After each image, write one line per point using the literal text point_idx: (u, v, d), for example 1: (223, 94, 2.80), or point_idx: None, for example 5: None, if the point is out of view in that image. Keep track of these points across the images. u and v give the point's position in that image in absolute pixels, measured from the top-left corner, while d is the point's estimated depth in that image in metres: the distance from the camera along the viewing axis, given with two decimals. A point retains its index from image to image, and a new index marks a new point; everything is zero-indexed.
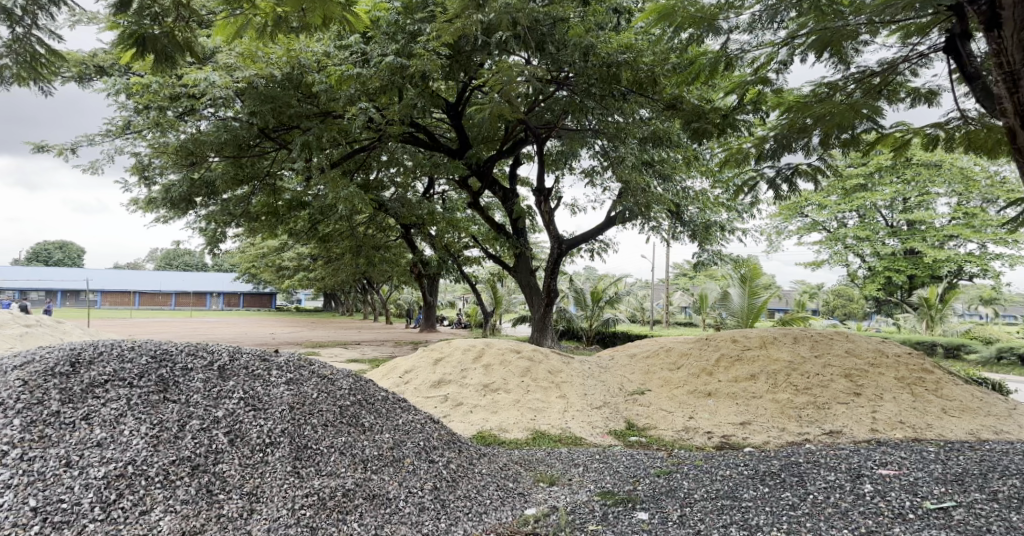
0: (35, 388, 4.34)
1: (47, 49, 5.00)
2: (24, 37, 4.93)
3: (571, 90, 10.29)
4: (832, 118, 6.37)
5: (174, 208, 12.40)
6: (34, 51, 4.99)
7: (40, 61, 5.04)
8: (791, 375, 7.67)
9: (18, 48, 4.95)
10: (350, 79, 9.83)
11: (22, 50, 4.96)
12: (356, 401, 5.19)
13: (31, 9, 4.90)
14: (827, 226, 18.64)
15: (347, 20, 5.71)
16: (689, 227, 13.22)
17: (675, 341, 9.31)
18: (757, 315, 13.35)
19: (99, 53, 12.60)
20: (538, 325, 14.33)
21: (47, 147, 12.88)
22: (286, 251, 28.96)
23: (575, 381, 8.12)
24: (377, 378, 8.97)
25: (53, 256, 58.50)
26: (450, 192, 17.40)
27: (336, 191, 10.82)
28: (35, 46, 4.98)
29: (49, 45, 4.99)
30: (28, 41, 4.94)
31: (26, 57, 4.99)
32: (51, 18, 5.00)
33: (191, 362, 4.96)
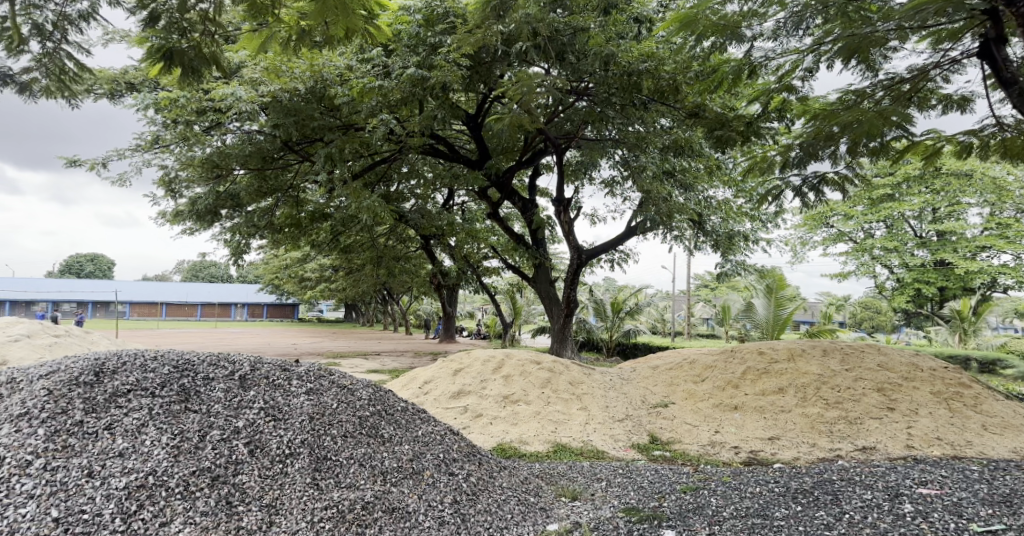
0: (59, 397, 4.34)
1: (75, 63, 5.06)
2: (54, 51, 4.99)
3: (591, 100, 10.24)
4: (860, 125, 6.22)
5: (200, 220, 12.54)
6: (63, 66, 5.04)
7: (68, 74, 5.08)
8: (821, 389, 7.48)
9: (48, 62, 5.01)
10: (372, 91, 9.89)
11: (52, 64, 5.02)
12: (375, 411, 5.14)
13: (62, 24, 4.97)
14: (854, 237, 18.32)
15: (369, 32, 5.75)
16: (712, 237, 13.03)
17: (698, 353, 9.14)
18: (783, 327, 13.10)
19: (130, 70, 12.85)
20: (558, 336, 14.19)
21: (79, 161, 13.14)
22: (309, 263, 29.20)
23: (597, 392, 7.99)
24: (397, 388, 8.92)
25: (85, 269, 59.71)
26: (470, 202, 17.42)
27: (358, 201, 10.86)
28: (65, 60, 5.04)
29: (78, 59, 5.05)
30: (58, 56, 4.99)
31: (55, 70, 5.04)
32: (81, 33, 5.07)
33: (213, 372, 4.95)
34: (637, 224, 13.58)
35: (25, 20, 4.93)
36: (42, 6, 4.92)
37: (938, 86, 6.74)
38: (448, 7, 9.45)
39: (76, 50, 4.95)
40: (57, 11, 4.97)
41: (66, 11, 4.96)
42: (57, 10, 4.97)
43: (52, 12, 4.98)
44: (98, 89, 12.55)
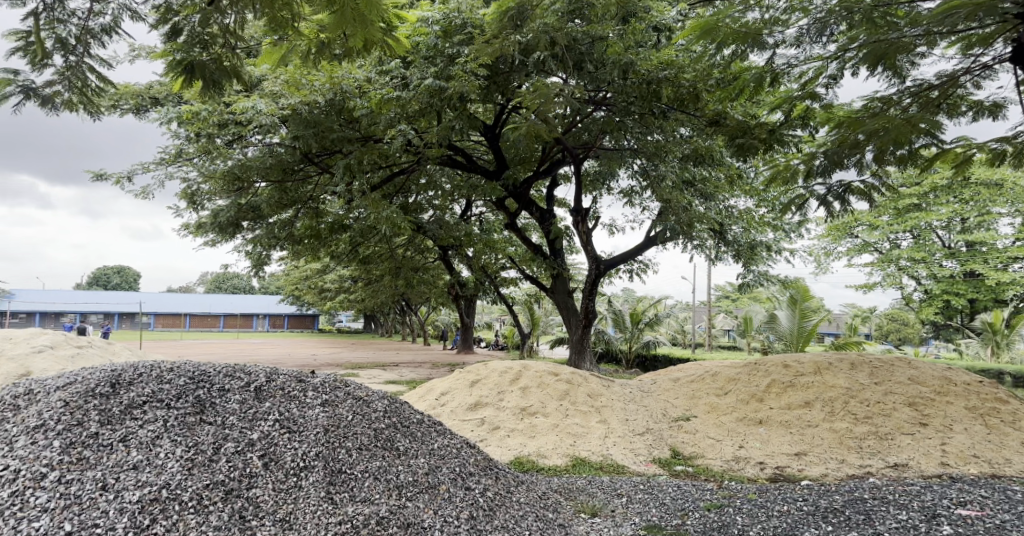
0: (75, 409, 4.32)
1: (97, 76, 5.09)
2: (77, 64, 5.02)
3: (610, 110, 10.15)
4: (887, 133, 6.07)
5: (221, 232, 12.63)
6: (85, 79, 5.07)
7: (90, 87, 5.12)
8: (849, 403, 7.27)
9: (71, 75, 5.04)
10: (390, 102, 9.92)
11: (74, 77, 5.05)
12: (391, 424, 5.06)
13: (85, 38, 5.01)
14: (879, 247, 17.98)
15: (388, 45, 5.75)
16: (733, 247, 12.84)
17: (721, 365, 8.96)
18: (808, 339, 12.83)
19: (154, 85, 13.03)
20: (576, 347, 14.04)
21: (106, 175, 13.34)
22: (329, 274, 29.36)
23: (616, 405, 7.84)
24: (414, 399, 8.84)
25: (112, 281, 60.70)
26: (488, 213, 17.39)
27: (377, 212, 10.86)
28: (87, 73, 5.07)
29: (100, 72, 5.08)
30: (81, 68, 5.03)
31: (78, 83, 5.08)
32: (103, 46, 5.11)
33: (228, 383, 4.91)
34: (657, 234, 13.43)
35: (48, 34, 4.97)
36: (66, 21, 4.95)
37: (969, 93, 6.56)
38: (466, 18, 9.34)
39: (99, 63, 4.99)
40: (80, 25, 5.01)
41: (89, 25, 5.00)
42: (80, 24, 5.00)
43: (74, 26, 5.02)
44: (124, 103, 12.75)
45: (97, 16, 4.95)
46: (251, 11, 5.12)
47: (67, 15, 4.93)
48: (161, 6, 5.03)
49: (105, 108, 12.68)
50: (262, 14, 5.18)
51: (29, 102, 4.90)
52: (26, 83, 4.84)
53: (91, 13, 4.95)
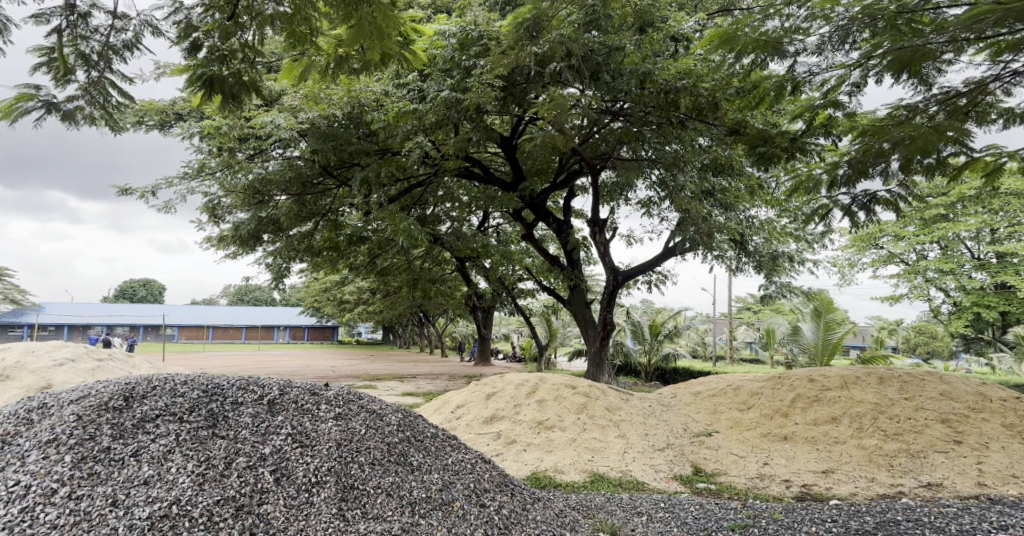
0: (88, 423, 4.29)
1: (118, 91, 5.13)
2: (99, 80, 5.06)
3: (627, 120, 10.04)
4: (913, 142, 5.92)
5: (241, 245, 12.70)
6: (107, 94, 5.12)
7: (111, 102, 5.15)
8: (879, 419, 7.05)
9: (93, 90, 5.07)
10: (407, 114, 9.96)
11: (96, 92, 5.09)
12: (404, 438, 4.97)
13: (107, 53, 5.07)
14: (906, 258, 17.63)
15: (404, 58, 5.75)
16: (755, 258, 12.62)
17: (743, 379, 8.76)
18: (833, 352, 12.55)
19: (177, 100, 13.21)
20: (594, 360, 13.87)
21: (130, 190, 13.52)
22: (348, 286, 29.47)
23: (635, 419, 7.68)
24: (430, 412, 8.74)
25: (137, 294, 61.58)
26: (505, 224, 17.35)
27: (394, 224, 10.84)
28: (108, 88, 5.11)
29: (121, 87, 5.11)
30: (102, 83, 5.07)
31: (99, 98, 5.11)
32: (125, 62, 5.15)
33: (242, 396, 4.86)
34: (676, 244, 13.26)
35: (71, 50, 5.01)
36: (89, 37, 4.99)
37: (998, 100, 6.38)
38: (483, 30, 9.23)
39: (120, 78, 5.03)
40: (102, 41, 5.05)
41: (112, 41, 5.04)
42: (103, 41, 5.05)
43: (97, 42, 5.05)
44: (148, 119, 12.95)
45: (119, 32, 4.99)
46: (270, 27, 5.20)
47: (90, 32, 4.97)
48: (182, 22, 5.07)
49: (130, 124, 12.87)
50: (281, 28, 5.21)
51: (51, 117, 4.91)
52: (48, 98, 4.85)
53: (114, 30, 4.99)
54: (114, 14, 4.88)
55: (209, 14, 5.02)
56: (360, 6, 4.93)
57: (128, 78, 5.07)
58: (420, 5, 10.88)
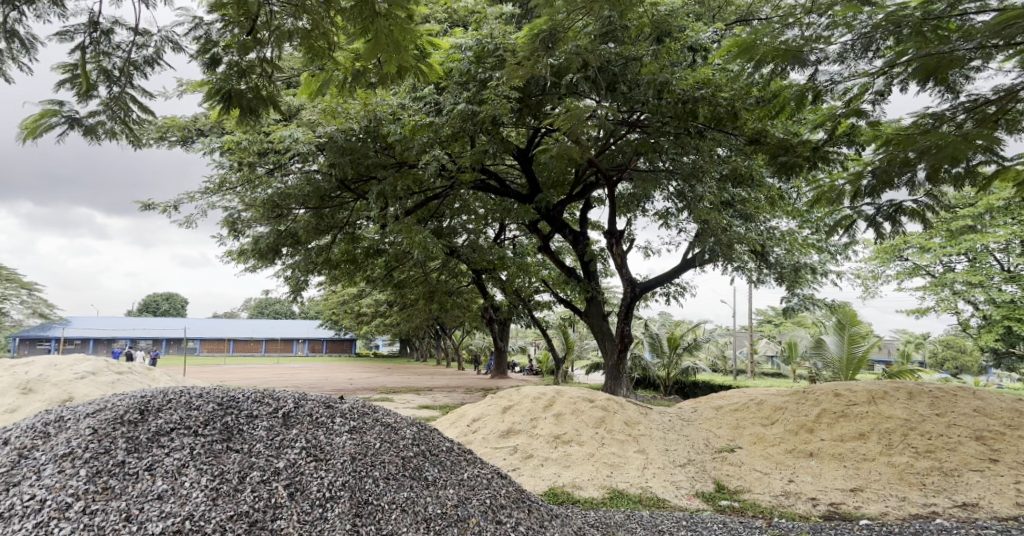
0: (103, 436, 4.26)
1: (139, 106, 5.18)
2: (120, 94, 5.11)
3: (645, 131, 9.95)
4: (940, 151, 5.78)
5: (259, 258, 12.75)
6: (128, 109, 5.17)
7: (132, 116, 5.21)
8: (909, 435, 6.85)
9: (115, 105, 5.12)
10: (423, 127, 9.94)
11: (117, 107, 5.14)
12: (419, 452, 4.90)
13: (128, 69, 5.12)
14: (931, 270, 17.31)
15: (421, 71, 5.75)
16: (776, 269, 12.43)
17: (766, 393, 8.59)
18: (858, 366, 12.30)
19: (198, 116, 13.36)
20: (612, 373, 13.71)
21: (153, 205, 13.67)
22: (366, 299, 29.55)
23: (654, 434, 7.54)
24: (446, 425, 8.65)
25: (160, 307, 62.33)
26: (521, 236, 17.31)
27: (411, 237, 10.82)
28: (129, 103, 5.16)
29: (142, 102, 5.17)
30: (124, 98, 5.12)
31: (120, 112, 5.16)
32: (146, 77, 5.20)
33: (256, 409, 4.83)
34: (695, 256, 13.10)
35: (93, 66, 5.06)
36: (111, 53, 5.04)
37: None
38: (499, 43, 9.20)
39: (141, 94, 5.09)
40: (124, 57, 5.10)
41: (133, 57, 5.09)
42: (124, 56, 5.10)
43: (119, 58, 5.11)
44: (171, 135, 13.10)
45: (141, 48, 5.04)
46: (288, 42, 5.17)
47: (113, 48, 5.03)
48: (202, 38, 5.10)
49: (153, 140, 13.03)
50: (299, 43, 5.22)
51: (74, 131, 4.97)
52: (70, 114, 4.90)
53: (136, 46, 5.04)
54: (136, 31, 4.93)
55: (228, 29, 5.03)
56: (377, 18, 4.94)
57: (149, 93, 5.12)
58: (437, 19, 10.92)
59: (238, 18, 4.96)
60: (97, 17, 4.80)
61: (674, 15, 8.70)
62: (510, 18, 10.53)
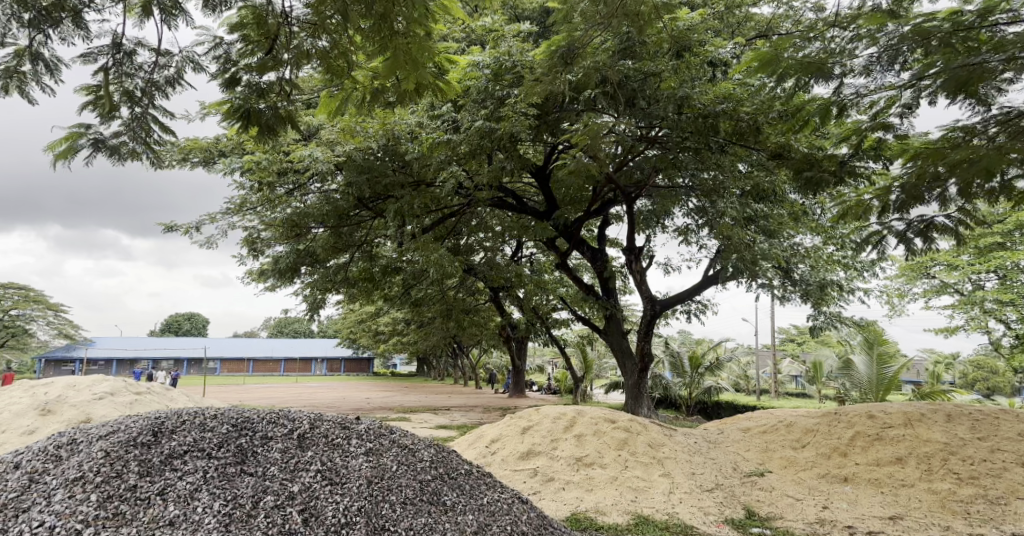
0: (115, 460, 4.16)
1: (160, 126, 5.17)
2: (142, 115, 5.11)
3: (664, 147, 9.79)
4: (975, 164, 5.61)
5: (278, 278, 12.73)
6: (150, 130, 5.16)
7: (153, 137, 5.20)
8: (949, 460, 6.59)
9: (136, 125, 5.12)
10: (441, 145, 9.90)
11: (140, 128, 5.14)
12: (437, 475, 4.76)
13: (150, 90, 5.13)
14: (960, 288, 16.95)
15: (440, 88, 5.70)
16: (802, 286, 12.17)
17: (794, 414, 8.34)
18: (889, 388, 12.00)
19: (219, 138, 13.48)
20: (632, 393, 13.45)
21: (175, 227, 13.76)
22: (384, 317, 29.57)
23: (679, 457, 7.31)
24: (464, 445, 8.47)
25: (183, 327, 63.03)
26: (538, 253, 17.17)
27: (428, 254, 10.73)
28: (152, 124, 5.16)
29: (163, 122, 5.16)
30: (145, 118, 5.12)
31: (142, 133, 5.15)
32: (167, 97, 5.19)
33: (271, 431, 4.73)
34: (716, 272, 12.88)
35: (115, 87, 5.06)
36: (133, 74, 5.04)
37: None
38: (516, 60, 9.13)
39: (163, 114, 5.07)
40: (145, 78, 5.10)
41: (155, 78, 5.10)
42: (146, 77, 5.10)
43: (140, 79, 5.11)
44: (193, 157, 13.21)
45: (163, 68, 5.04)
46: (307, 62, 5.13)
47: (135, 69, 5.03)
48: (221, 57, 5.07)
49: (176, 161, 13.15)
50: (318, 62, 5.20)
51: (98, 153, 4.96)
52: (95, 136, 4.91)
53: (157, 66, 5.04)
54: (157, 52, 4.93)
55: (248, 49, 5.01)
56: (396, 36, 4.94)
57: (170, 112, 5.11)
58: (455, 38, 10.93)
59: (258, 37, 4.95)
60: (120, 38, 4.80)
61: (694, 30, 8.61)
62: (528, 36, 10.51)
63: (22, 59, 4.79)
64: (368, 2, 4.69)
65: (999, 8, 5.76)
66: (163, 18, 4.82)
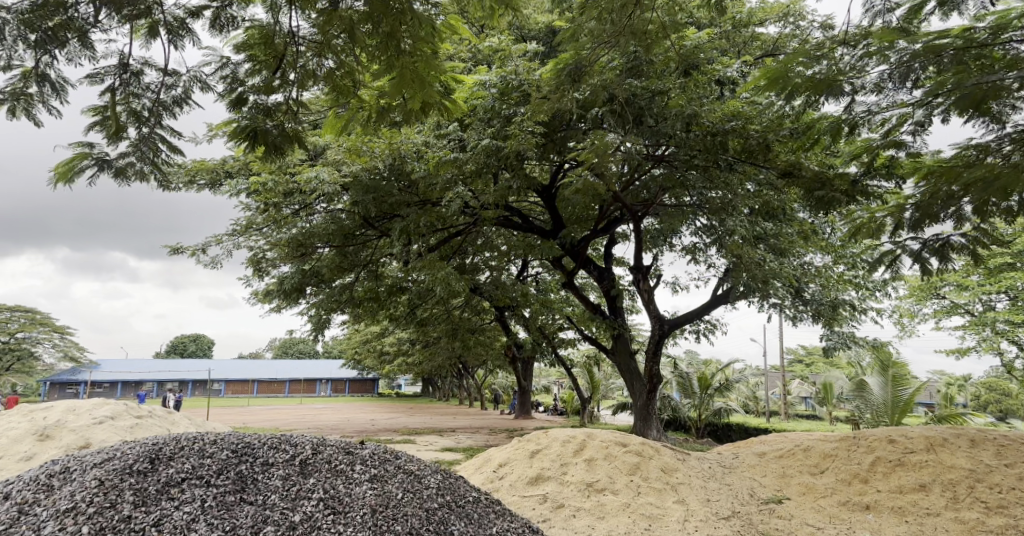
0: (109, 489, 4.01)
1: (168, 146, 5.11)
2: (149, 135, 5.05)
3: (671, 165, 9.65)
4: (994, 182, 5.46)
5: (283, 299, 12.60)
6: (158, 149, 5.11)
7: (162, 157, 5.15)
8: (976, 487, 6.43)
9: (144, 146, 5.07)
10: (447, 163, 9.83)
11: (148, 148, 5.09)
12: (444, 503, 4.60)
13: (157, 110, 5.07)
14: (970, 309, 16.73)
15: (445, 107, 5.65)
16: (813, 305, 12.00)
17: (810, 438, 8.14)
18: (904, 410, 11.78)
19: (226, 159, 13.46)
20: (641, 414, 13.21)
21: (182, 249, 13.69)
22: (389, 338, 29.36)
23: (694, 483, 7.11)
24: (471, 469, 8.25)
25: (188, 349, 62.82)
26: (544, 273, 17.04)
27: (434, 273, 10.60)
28: (159, 144, 5.11)
29: (171, 142, 5.11)
30: (153, 139, 5.07)
31: (150, 153, 5.10)
32: (175, 117, 5.15)
33: (272, 457, 4.59)
34: (725, 292, 12.72)
35: (123, 107, 5.01)
36: (140, 94, 5.00)
37: None
38: (523, 79, 9.10)
39: (171, 134, 5.02)
40: (153, 97, 5.06)
41: (162, 98, 5.04)
42: (153, 97, 5.05)
43: (148, 98, 5.06)
44: (200, 179, 13.18)
45: (171, 88, 5.00)
46: (313, 81, 5.15)
47: (142, 89, 4.98)
48: (228, 77, 5.06)
49: (182, 184, 13.12)
50: (324, 82, 5.18)
51: (104, 173, 4.90)
52: (101, 156, 4.84)
53: (165, 86, 4.99)
54: (165, 71, 4.88)
55: (255, 69, 5.00)
56: (402, 55, 4.87)
57: (178, 132, 5.06)
58: (461, 58, 10.93)
59: (265, 57, 4.89)
60: (127, 58, 4.75)
61: (701, 49, 8.58)
62: (535, 56, 10.50)
63: (29, 81, 4.74)
64: (375, 21, 4.61)
65: (1011, 26, 5.69)
66: (169, 38, 4.78)
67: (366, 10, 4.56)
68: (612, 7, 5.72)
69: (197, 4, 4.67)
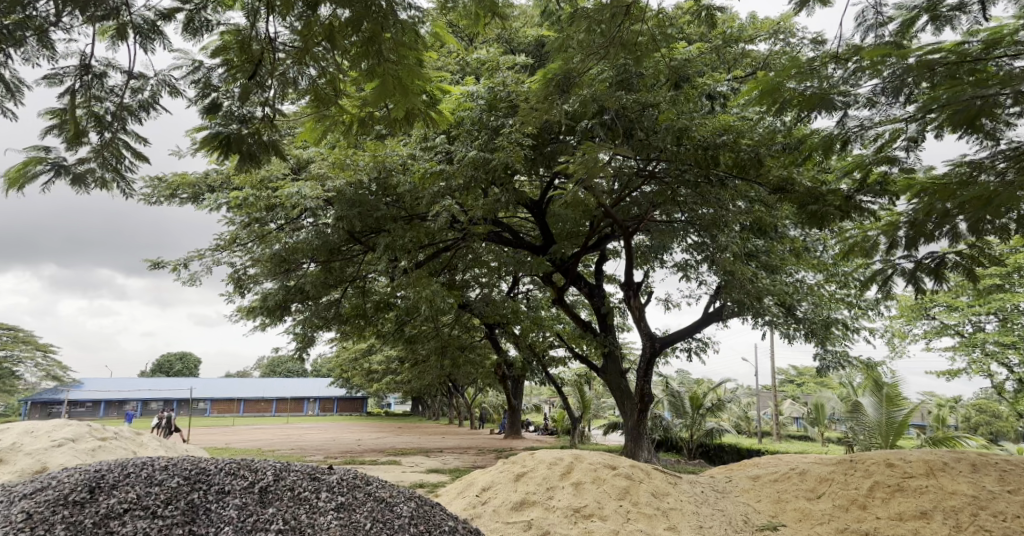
0: (39, 523, 3.69)
1: (132, 152, 4.81)
2: (112, 141, 4.75)
3: (661, 182, 9.36)
4: (988, 200, 5.24)
5: (267, 316, 12.25)
6: (122, 155, 4.81)
7: (125, 164, 4.85)
8: (979, 515, 6.19)
9: (107, 152, 4.77)
10: (434, 176, 9.61)
11: (110, 153, 4.78)
12: (416, 533, 4.26)
13: (121, 114, 4.75)
14: (960, 329, 16.57)
15: (431, 118, 5.42)
16: (805, 323, 11.78)
17: (807, 461, 7.85)
18: (898, 432, 11.52)
19: (208, 172, 13.14)
20: (632, 435, 12.83)
21: (162, 264, 13.31)
22: (376, 356, 28.93)
23: (686, 508, 6.80)
24: (454, 493, 7.87)
25: (174, 368, 61.93)
26: (535, 290, 16.78)
27: (419, 289, 10.30)
28: (123, 148, 4.81)
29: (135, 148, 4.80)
30: (116, 145, 4.77)
31: (112, 159, 4.80)
32: (140, 123, 4.84)
33: (229, 484, 4.26)
34: (717, 309, 12.47)
35: (83, 111, 4.70)
36: (103, 98, 4.71)
37: None
38: (511, 91, 8.89)
39: (134, 139, 4.72)
40: (117, 101, 4.76)
41: (127, 101, 4.75)
42: (118, 101, 4.76)
43: (112, 102, 4.77)
44: (182, 193, 12.92)
45: (136, 92, 4.71)
46: (295, 88, 4.89)
47: (105, 92, 4.70)
48: (201, 82, 4.69)
49: (164, 198, 12.79)
50: (305, 89, 4.92)
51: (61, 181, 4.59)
52: (58, 161, 4.54)
53: (130, 90, 4.71)
54: (130, 74, 4.61)
55: (230, 76, 4.60)
56: (386, 63, 4.58)
57: (143, 139, 4.75)
58: (449, 70, 10.67)
59: (240, 63, 4.54)
60: (89, 59, 4.47)
61: (690, 64, 8.55)
62: (524, 70, 10.35)
63: None
64: (357, 27, 4.31)
65: (1003, 41, 5.50)
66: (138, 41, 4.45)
67: (349, 17, 4.28)
68: (600, 18, 5.49)
69: (169, 7, 4.39)
